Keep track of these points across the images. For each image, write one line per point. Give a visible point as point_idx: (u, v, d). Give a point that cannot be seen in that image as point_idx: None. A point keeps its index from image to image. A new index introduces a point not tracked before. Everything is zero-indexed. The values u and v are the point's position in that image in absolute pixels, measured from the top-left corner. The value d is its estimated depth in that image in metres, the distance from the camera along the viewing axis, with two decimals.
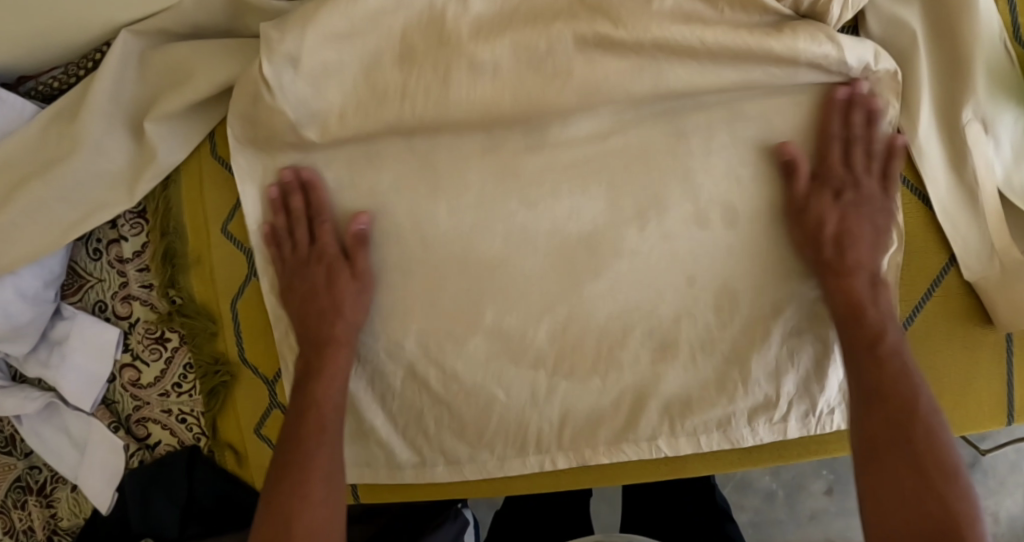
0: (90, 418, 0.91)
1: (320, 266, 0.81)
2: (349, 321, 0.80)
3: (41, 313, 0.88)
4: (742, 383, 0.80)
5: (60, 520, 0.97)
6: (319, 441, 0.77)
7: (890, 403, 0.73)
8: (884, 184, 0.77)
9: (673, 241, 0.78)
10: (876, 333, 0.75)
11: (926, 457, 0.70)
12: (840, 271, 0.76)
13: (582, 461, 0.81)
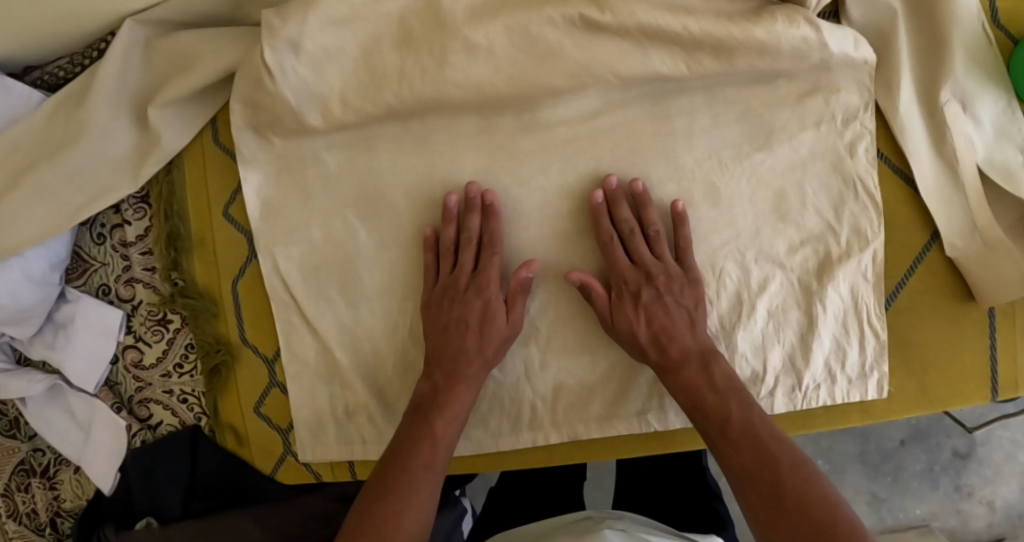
0: (93, 399, 0.93)
1: (462, 295, 0.80)
2: (473, 365, 0.79)
3: (47, 296, 0.90)
4: (729, 358, 0.81)
5: (63, 502, 0.99)
6: (425, 473, 0.74)
7: (737, 445, 0.71)
8: (679, 258, 0.80)
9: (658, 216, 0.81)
10: (721, 416, 0.73)
11: (789, 501, 0.67)
12: (681, 355, 0.77)
13: (575, 436, 0.82)
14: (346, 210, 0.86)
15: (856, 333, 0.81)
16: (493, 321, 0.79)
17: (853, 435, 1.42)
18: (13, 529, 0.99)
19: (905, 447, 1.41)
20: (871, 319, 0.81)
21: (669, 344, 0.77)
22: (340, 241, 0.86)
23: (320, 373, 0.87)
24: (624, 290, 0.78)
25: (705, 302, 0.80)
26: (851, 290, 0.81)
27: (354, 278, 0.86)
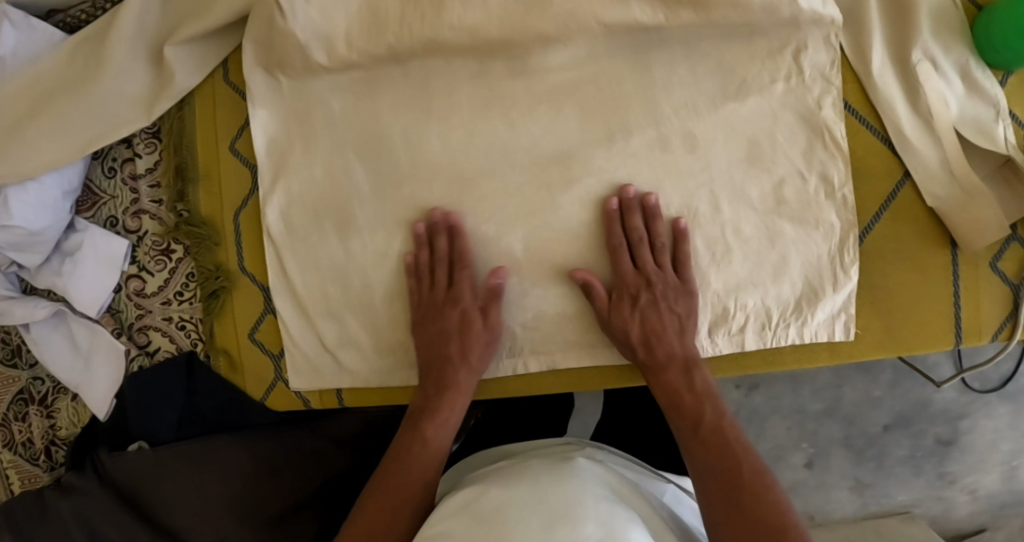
0: (95, 324, 0.97)
1: (472, 319, 0.85)
2: (472, 374, 0.86)
3: (57, 222, 0.95)
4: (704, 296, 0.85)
5: (59, 430, 1.02)
6: (417, 467, 0.82)
7: (706, 441, 0.80)
8: (676, 270, 0.85)
9: (636, 156, 0.85)
10: (695, 415, 0.82)
11: (726, 489, 0.77)
12: (659, 364, 0.84)
13: (554, 364, 0.87)
14: (345, 150, 0.89)
15: (828, 274, 0.85)
16: (469, 338, 0.85)
17: (841, 422, 1.42)
18: (9, 459, 1.04)
19: (889, 432, 1.42)
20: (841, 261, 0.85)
21: (647, 344, 0.84)
22: (337, 180, 0.89)
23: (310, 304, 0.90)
24: (624, 291, 0.84)
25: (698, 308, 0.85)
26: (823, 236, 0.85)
27: (348, 215, 0.89)
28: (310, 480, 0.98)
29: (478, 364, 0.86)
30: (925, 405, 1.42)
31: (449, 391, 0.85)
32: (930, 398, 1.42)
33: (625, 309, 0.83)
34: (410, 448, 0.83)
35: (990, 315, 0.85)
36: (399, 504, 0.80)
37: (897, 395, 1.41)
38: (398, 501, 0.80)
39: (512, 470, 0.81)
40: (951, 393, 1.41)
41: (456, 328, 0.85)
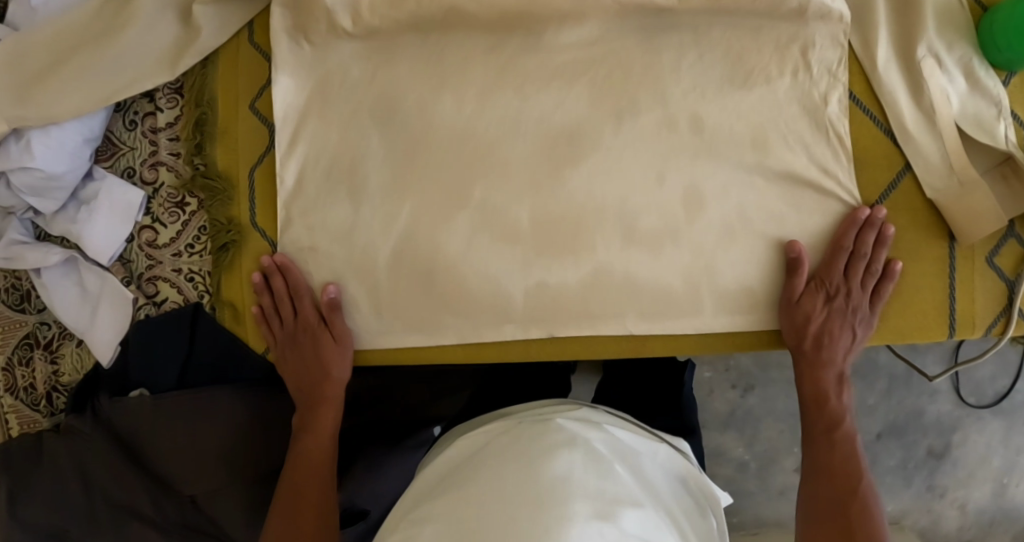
0: (105, 272, 0.99)
1: (315, 330, 0.88)
2: (339, 381, 0.90)
3: (77, 170, 0.97)
4: (708, 281, 0.85)
5: (62, 376, 1.03)
6: (315, 476, 0.89)
7: (830, 448, 0.88)
8: (872, 298, 0.85)
9: (645, 136, 0.85)
10: (833, 418, 0.88)
11: (834, 494, 0.87)
12: (817, 373, 0.87)
13: (552, 333, 0.87)
14: (363, 115, 0.88)
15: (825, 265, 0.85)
16: (333, 345, 0.88)
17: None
18: (11, 403, 1.05)
19: (881, 441, 1.42)
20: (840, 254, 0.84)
21: (816, 343, 0.86)
22: (353, 144, 0.88)
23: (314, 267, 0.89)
24: (822, 286, 0.84)
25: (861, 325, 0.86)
26: (824, 226, 0.85)
27: (360, 176, 0.88)
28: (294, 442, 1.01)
29: (341, 371, 0.89)
30: (918, 415, 1.42)
31: (332, 402, 0.91)
32: (924, 409, 1.42)
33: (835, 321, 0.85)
34: (309, 458, 0.89)
35: (984, 309, 0.87)
36: (307, 516, 0.88)
37: (891, 404, 1.41)
38: (306, 512, 0.88)
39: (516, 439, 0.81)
40: (943, 406, 1.42)
41: (308, 339, 0.89)
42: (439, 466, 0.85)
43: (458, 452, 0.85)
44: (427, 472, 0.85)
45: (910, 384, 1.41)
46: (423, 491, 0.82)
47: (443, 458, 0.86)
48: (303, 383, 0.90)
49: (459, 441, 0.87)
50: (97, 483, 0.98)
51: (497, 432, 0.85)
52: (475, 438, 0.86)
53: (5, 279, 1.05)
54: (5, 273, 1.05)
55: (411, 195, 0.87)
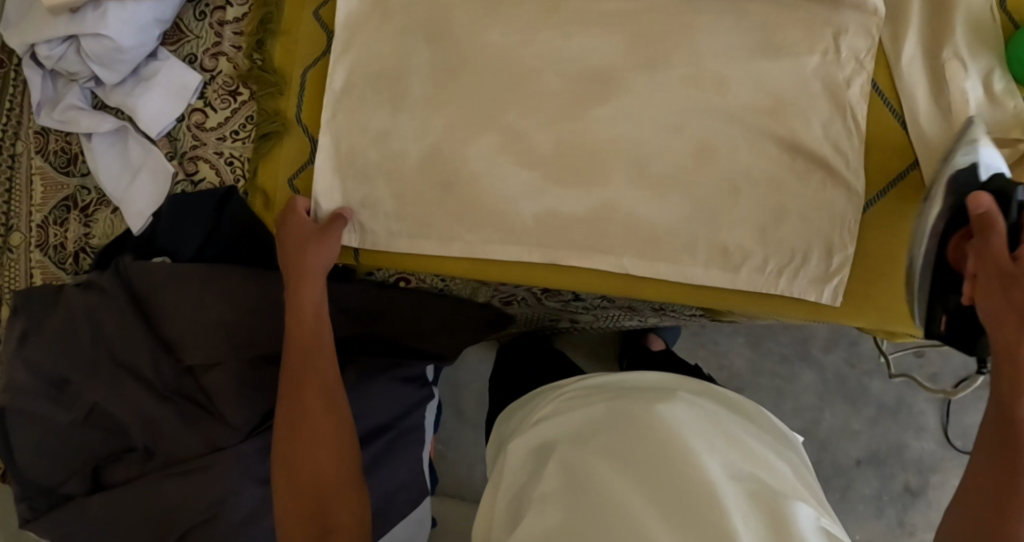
0: (151, 145, 1.05)
1: (310, 238, 0.93)
2: (313, 292, 0.94)
3: (144, 46, 1.03)
4: (708, 231, 0.88)
5: (91, 239, 1.08)
6: (315, 388, 0.93)
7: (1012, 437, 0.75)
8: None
9: (671, 89, 0.88)
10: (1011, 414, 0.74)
11: (998, 486, 0.75)
12: (1009, 344, 0.73)
13: (554, 260, 0.90)
14: (411, 30, 0.93)
15: (826, 240, 0.88)
16: (309, 246, 0.93)
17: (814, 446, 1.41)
18: (38, 259, 1.11)
19: (858, 467, 1.41)
20: (841, 230, 0.88)
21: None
22: (399, 56, 0.93)
23: (344, 166, 0.95)
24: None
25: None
26: (832, 201, 0.88)
27: (403, 87, 0.93)
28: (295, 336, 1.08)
29: (318, 270, 0.93)
30: (899, 448, 1.40)
31: (312, 315, 0.94)
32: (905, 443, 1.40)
33: (994, 299, 0.73)
34: (318, 375, 0.94)
35: None
36: (327, 428, 0.92)
37: (872, 430, 1.40)
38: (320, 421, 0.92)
39: (604, 417, 0.87)
40: (929, 444, 1.40)
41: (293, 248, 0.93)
42: (546, 429, 0.90)
43: (566, 417, 0.91)
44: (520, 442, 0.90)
45: (896, 415, 1.40)
46: (525, 460, 0.88)
47: (528, 435, 0.90)
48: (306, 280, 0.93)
49: (539, 423, 0.92)
50: (107, 340, 1.03)
51: (580, 414, 0.90)
52: (556, 420, 0.91)
53: (56, 142, 1.10)
54: (57, 137, 1.10)
55: (444, 110, 0.92)
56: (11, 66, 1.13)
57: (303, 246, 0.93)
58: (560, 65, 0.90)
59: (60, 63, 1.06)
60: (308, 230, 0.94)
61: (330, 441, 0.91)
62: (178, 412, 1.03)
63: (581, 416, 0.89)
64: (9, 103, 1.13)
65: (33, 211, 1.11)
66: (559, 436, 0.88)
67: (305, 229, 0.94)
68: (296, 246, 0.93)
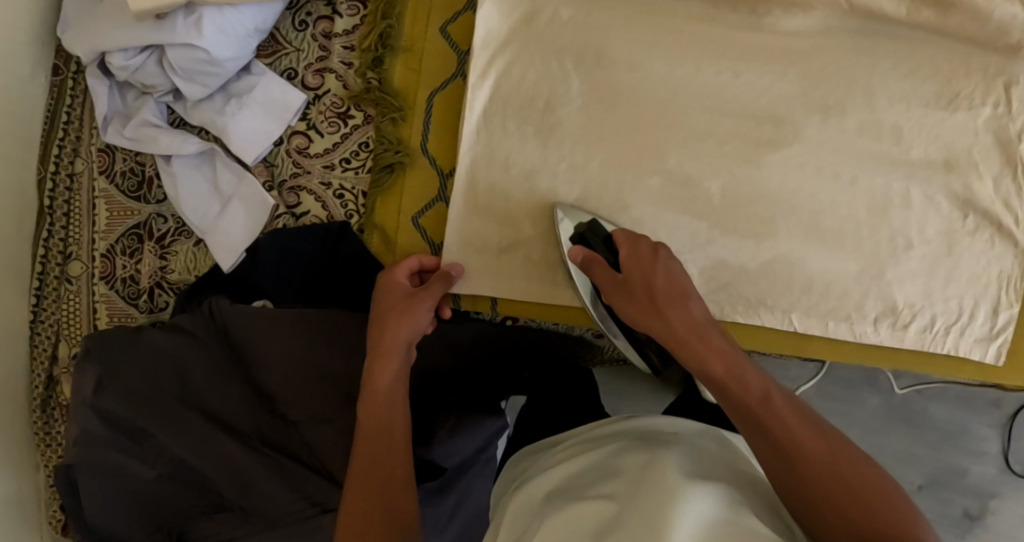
0: (245, 173, 0.93)
1: (398, 301, 0.83)
2: (387, 376, 0.80)
3: (240, 58, 0.91)
4: (879, 287, 0.85)
5: (169, 274, 0.97)
6: (391, 449, 0.78)
7: (771, 410, 0.67)
8: (664, 304, 0.74)
9: (846, 136, 0.84)
10: (748, 393, 0.68)
11: (836, 467, 0.64)
12: (695, 349, 0.71)
13: (722, 316, 0.85)
14: (562, 56, 0.85)
15: (995, 298, 0.85)
16: (391, 314, 0.82)
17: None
18: (103, 293, 0.98)
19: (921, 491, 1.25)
20: (1010, 289, 0.84)
21: (669, 297, 0.74)
22: (546, 87, 0.85)
23: (481, 204, 0.86)
24: (635, 287, 0.76)
25: (694, 301, 0.74)
26: (1001, 259, 0.84)
27: (550, 122, 0.85)
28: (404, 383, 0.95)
29: (399, 346, 0.81)
30: (959, 472, 1.25)
31: (382, 404, 0.79)
32: (965, 466, 1.25)
33: (652, 316, 0.74)
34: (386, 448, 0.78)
35: None
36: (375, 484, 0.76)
37: (938, 454, 1.26)
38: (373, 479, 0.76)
39: (608, 464, 0.69)
40: None
41: (380, 312, 0.82)
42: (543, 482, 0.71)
43: (572, 463, 0.72)
44: (519, 499, 0.71)
45: (959, 440, 1.25)
46: (527, 514, 0.68)
47: (527, 493, 0.71)
48: (389, 355, 0.80)
49: (543, 473, 0.73)
50: (193, 389, 0.92)
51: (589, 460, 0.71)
52: (567, 467, 0.72)
53: (124, 162, 0.97)
54: (126, 156, 0.97)
55: (601, 149, 0.85)
56: (67, 71, 1.00)
57: (396, 313, 0.81)
58: (729, 105, 0.84)
59: (135, 74, 0.93)
60: (403, 291, 0.83)
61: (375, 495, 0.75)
62: (270, 466, 0.91)
63: (598, 459, 0.71)
64: (66, 115, 0.99)
65: (97, 239, 0.98)
66: (564, 484, 0.69)
67: (400, 291, 0.83)
68: (396, 313, 0.81)
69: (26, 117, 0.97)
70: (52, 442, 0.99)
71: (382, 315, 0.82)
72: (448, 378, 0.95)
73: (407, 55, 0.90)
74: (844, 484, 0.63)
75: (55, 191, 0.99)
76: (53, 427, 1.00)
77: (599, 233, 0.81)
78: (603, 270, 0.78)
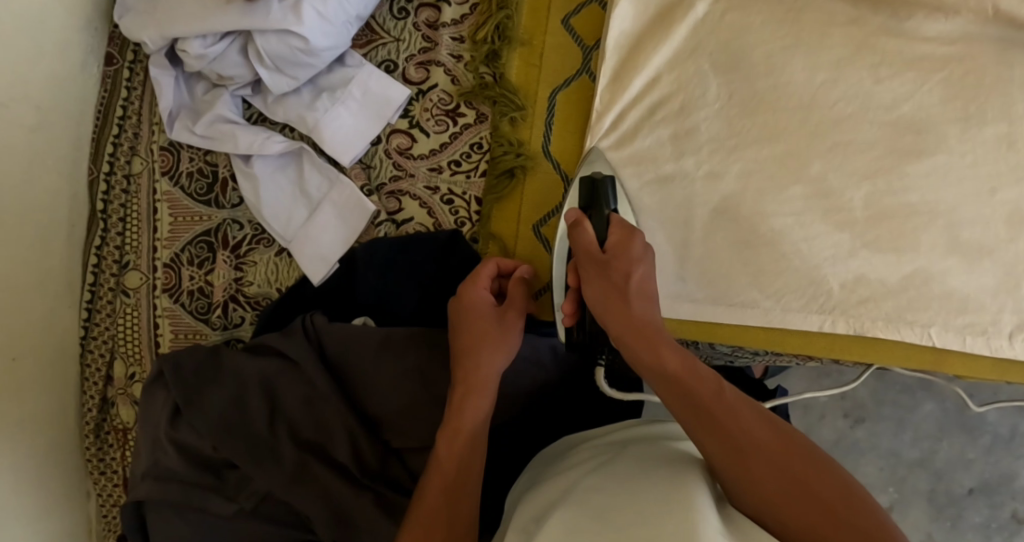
0: (340, 175, 0.85)
1: (488, 323, 0.76)
2: (477, 412, 0.71)
3: (338, 50, 0.83)
4: (1016, 301, 0.80)
5: (246, 286, 0.87)
6: (471, 474, 0.69)
7: (737, 412, 0.62)
8: (623, 290, 0.69)
9: (986, 146, 0.80)
10: (700, 387, 0.63)
11: (813, 476, 0.59)
12: (650, 344, 0.66)
13: (860, 331, 0.81)
14: (700, 57, 0.82)
15: None
16: (485, 342, 0.74)
17: (927, 480, 1.11)
18: (167, 306, 0.88)
19: (971, 497, 1.10)
20: None
21: (640, 294, 0.69)
22: (684, 90, 0.82)
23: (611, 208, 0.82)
24: (603, 271, 0.70)
25: (649, 294, 0.70)
26: None
27: (687, 126, 0.82)
28: (519, 404, 0.84)
29: (491, 381, 0.73)
30: (1010, 479, 1.10)
31: (468, 437, 0.70)
32: (1019, 472, 1.10)
33: (615, 299, 0.69)
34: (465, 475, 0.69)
35: None
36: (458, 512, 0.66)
37: (991, 460, 1.10)
38: (453, 505, 0.67)
39: (599, 470, 0.66)
40: None
41: (467, 335, 0.75)
42: (544, 493, 0.67)
43: (571, 472, 0.69)
44: (521, 509, 0.67)
45: (1011, 445, 1.10)
46: (529, 517, 0.64)
47: (529, 504, 0.67)
48: (483, 385, 0.73)
49: (542, 486, 0.69)
50: (286, 415, 0.82)
51: (582, 467, 0.69)
52: (557, 480, 0.69)
53: (191, 162, 0.88)
54: (194, 155, 0.88)
55: (744, 157, 0.81)
56: (122, 60, 0.90)
57: (490, 337, 0.75)
58: (872, 111, 0.81)
59: (212, 64, 0.84)
60: (485, 303, 0.77)
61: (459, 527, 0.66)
62: (379, 501, 0.79)
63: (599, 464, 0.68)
64: (120, 109, 0.90)
65: (159, 248, 0.88)
66: (557, 490, 0.66)
67: (485, 303, 0.77)
68: (491, 337, 0.75)
69: (76, 109, 0.87)
70: (106, 469, 0.89)
71: (467, 334, 0.75)
72: (550, 396, 0.85)
73: (528, 50, 0.85)
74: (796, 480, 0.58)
75: (108, 194, 0.89)
76: (108, 453, 0.90)
77: (604, 206, 0.75)
78: (588, 245, 0.72)
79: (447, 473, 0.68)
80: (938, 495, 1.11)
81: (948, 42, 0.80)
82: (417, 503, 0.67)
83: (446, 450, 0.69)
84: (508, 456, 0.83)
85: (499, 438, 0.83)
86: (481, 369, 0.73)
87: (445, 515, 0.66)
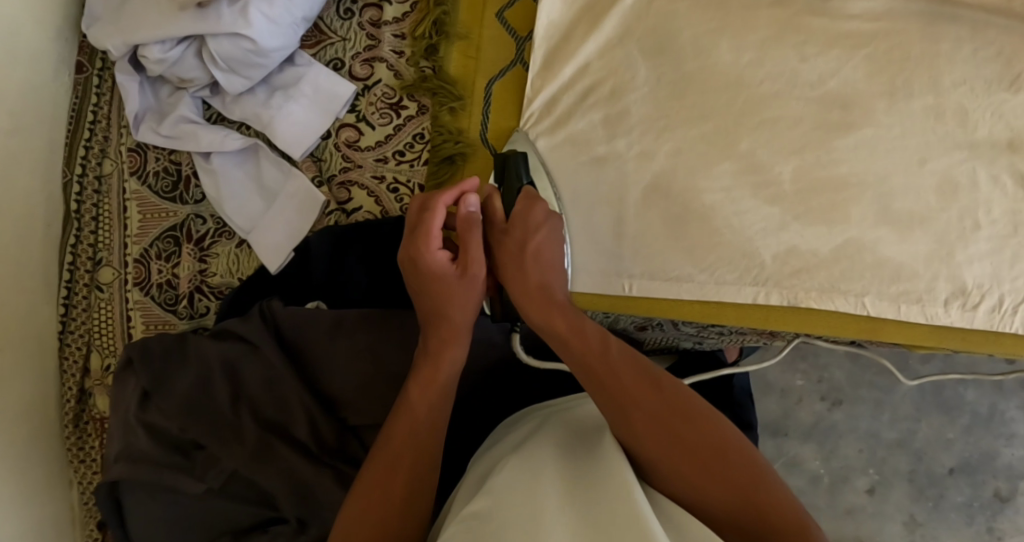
0: (294, 169, 0.90)
1: (452, 284, 0.74)
2: (454, 363, 0.73)
3: (286, 51, 0.88)
4: (953, 269, 0.82)
5: (210, 277, 0.92)
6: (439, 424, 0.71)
7: (622, 372, 0.66)
8: (527, 255, 0.74)
9: (916, 118, 0.82)
10: (587, 347, 0.68)
11: (690, 427, 0.64)
12: (543, 305, 0.71)
13: (794, 301, 0.83)
14: (629, 43, 0.85)
15: None
16: (454, 298, 0.74)
17: (904, 461, 1.10)
18: (137, 299, 0.92)
19: (952, 478, 1.09)
20: None
21: (538, 263, 0.74)
22: (616, 75, 0.85)
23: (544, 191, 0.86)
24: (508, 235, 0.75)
25: (550, 258, 0.75)
26: None
27: (619, 109, 0.85)
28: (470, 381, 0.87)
29: (464, 329, 0.74)
30: (990, 457, 1.09)
31: (441, 387, 0.72)
32: (997, 450, 1.09)
33: (514, 265, 0.74)
34: (429, 425, 0.71)
35: None
36: (423, 462, 0.69)
37: (970, 439, 1.09)
38: (419, 454, 0.69)
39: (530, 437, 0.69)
40: None
41: (432, 297, 0.75)
42: (492, 458, 0.70)
43: (517, 436, 0.72)
44: (475, 469, 0.70)
45: (990, 425, 1.09)
46: (478, 475, 0.67)
47: (477, 467, 0.70)
48: (456, 341, 0.74)
49: (487, 453, 0.72)
50: (248, 397, 0.86)
51: (521, 434, 0.72)
52: (500, 446, 0.72)
53: (157, 161, 0.94)
54: (159, 155, 0.94)
55: (674, 135, 0.84)
56: (91, 68, 0.97)
57: (456, 292, 0.74)
58: (799, 86, 0.83)
59: (172, 67, 0.89)
60: (443, 258, 0.74)
61: (423, 473, 0.69)
62: (338, 477, 0.83)
63: (543, 426, 0.70)
64: (91, 114, 0.96)
65: (130, 244, 0.93)
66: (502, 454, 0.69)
67: (442, 258, 0.74)
68: (458, 290, 0.74)
69: (48, 116, 0.93)
70: (86, 457, 0.95)
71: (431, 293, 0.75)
72: (496, 373, 0.88)
73: (466, 44, 0.90)
74: (673, 426, 0.64)
75: (81, 195, 0.95)
76: (87, 442, 0.95)
77: (514, 183, 0.80)
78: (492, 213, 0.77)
79: (413, 422, 0.71)
80: (919, 478, 1.10)
81: (871, 18, 0.82)
82: (383, 451, 0.70)
83: (419, 397, 0.72)
84: (465, 438, 0.85)
85: (455, 414, 0.86)
86: (452, 313, 0.74)
87: (411, 461, 0.69)
